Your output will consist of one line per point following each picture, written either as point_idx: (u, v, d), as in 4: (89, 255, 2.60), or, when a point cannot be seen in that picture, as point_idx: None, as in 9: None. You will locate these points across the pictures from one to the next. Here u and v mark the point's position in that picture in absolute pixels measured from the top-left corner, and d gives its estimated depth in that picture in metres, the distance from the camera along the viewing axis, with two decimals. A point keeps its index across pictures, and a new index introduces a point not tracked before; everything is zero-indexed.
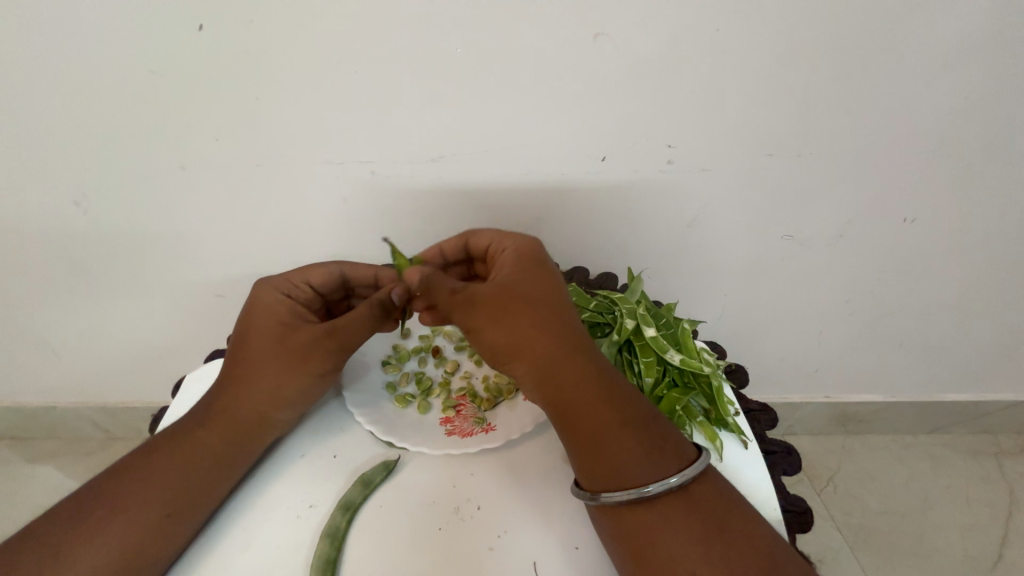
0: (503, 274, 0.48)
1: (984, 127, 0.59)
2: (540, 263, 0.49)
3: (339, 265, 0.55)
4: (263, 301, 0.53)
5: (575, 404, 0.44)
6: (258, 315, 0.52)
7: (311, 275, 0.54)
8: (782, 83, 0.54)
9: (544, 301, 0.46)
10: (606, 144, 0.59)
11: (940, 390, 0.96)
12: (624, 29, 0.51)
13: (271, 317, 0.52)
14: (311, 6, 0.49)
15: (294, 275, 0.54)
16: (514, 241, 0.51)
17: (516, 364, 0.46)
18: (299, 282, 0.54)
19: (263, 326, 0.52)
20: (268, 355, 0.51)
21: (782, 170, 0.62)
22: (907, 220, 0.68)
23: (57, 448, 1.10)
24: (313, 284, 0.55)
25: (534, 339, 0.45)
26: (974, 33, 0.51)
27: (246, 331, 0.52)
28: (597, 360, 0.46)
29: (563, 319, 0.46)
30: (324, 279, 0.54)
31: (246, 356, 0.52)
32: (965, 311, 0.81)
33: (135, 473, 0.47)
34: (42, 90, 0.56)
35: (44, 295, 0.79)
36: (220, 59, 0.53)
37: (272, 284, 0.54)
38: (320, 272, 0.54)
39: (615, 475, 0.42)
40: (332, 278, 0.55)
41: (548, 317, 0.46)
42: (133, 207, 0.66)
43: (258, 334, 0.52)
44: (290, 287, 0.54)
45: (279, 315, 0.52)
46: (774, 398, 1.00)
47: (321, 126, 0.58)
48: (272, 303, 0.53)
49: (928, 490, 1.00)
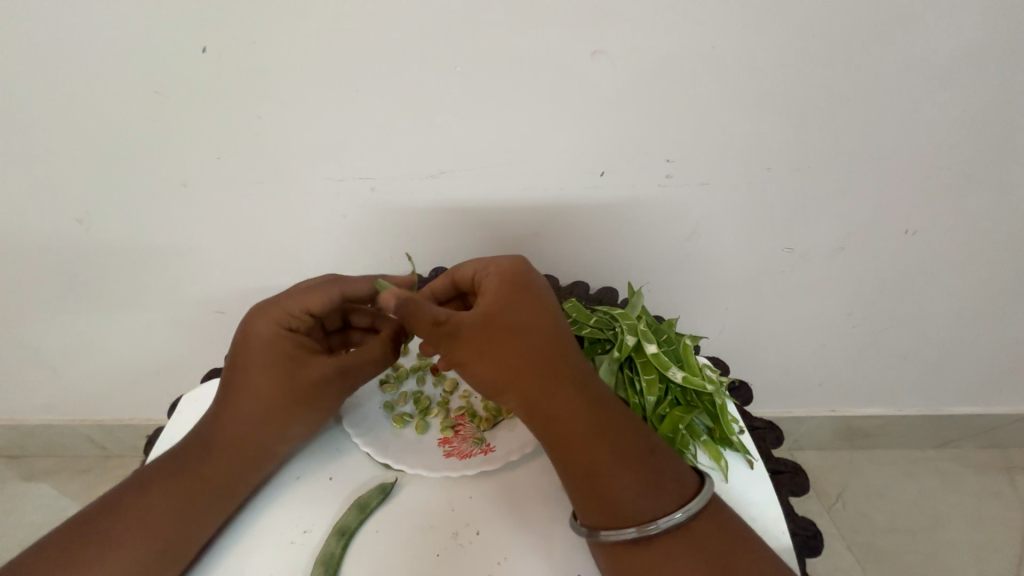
0: (487, 301, 0.46)
1: (983, 139, 0.59)
2: (525, 288, 0.47)
3: (338, 290, 0.51)
4: (261, 337, 0.50)
5: (571, 438, 0.43)
6: (261, 354, 0.50)
7: (310, 301, 0.51)
8: (777, 98, 0.55)
9: (532, 331, 0.45)
10: (605, 158, 0.59)
11: (949, 404, 0.95)
12: (621, 46, 0.51)
13: (275, 354, 0.50)
14: (314, 26, 0.50)
15: (292, 305, 0.50)
16: (498, 263, 0.49)
17: (506, 395, 0.45)
18: (294, 311, 0.51)
19: (265, 364, 0.50)
20: (275, 395, 0.50)
21: (781, 183, 0.62)
22: (909, 232, 0.68)
23: (53, 466, 1.08)
24: (313, 311, 0.51)
25: (525, 370, 0.44)
26: (965, 49, 0.52)
27: (246, 370, 0.50)
28: (590, 390, 0.44)
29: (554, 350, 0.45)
30: (324, 305, 0.51)
31: (245, 393, 0.50)
32: (971, 323, 0.80)
33: (126, 507, 0.46)
34: (46, 109, 0.57)
35: (44, 312, 0.79)
36: (225, 77, 0.54)
37: (270, 317, 0.50)
38: (320, 296, 0.50)
39: (614, 512, 0.41)
40: (334, 303, 0.51)
41: (537, 347, 0.45)
42: (134, 223, 0.66)
43: (261, 376, 0.50)
44: (289, 318, 0.51)
45: (286, 352, 0.50)
46: (779, 412, 0.98)
47: (321, 142, 0.58)
48: (271, 338, 0.50)
49: (939, 506, 0.97)
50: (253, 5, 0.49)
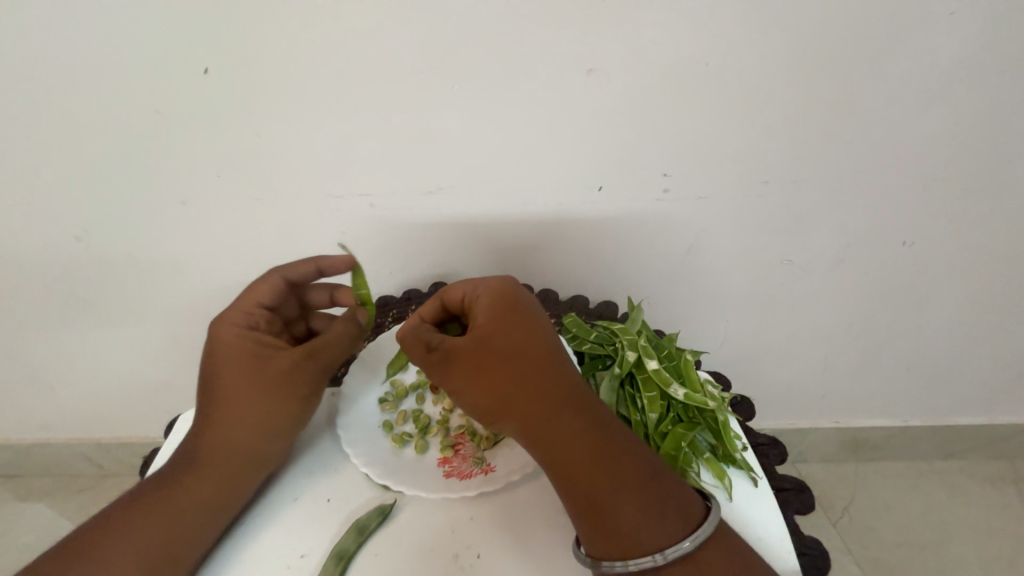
0: (480, 324, 0.46)
1: (975, 151, 0.60)
2: (517, 309, 0.47)
3: (281, 273, 0.52)
4: (225, 342, 0.50)
5: (571, 465, 0.42)
6: (226, 358, 0.50)
7: (259, 293, 0.52)
8: (771, 113, 0.56)
9: (526, 354, 0.44)
10: (602, 173, 0.60)
11: (953, 415, 0.94)
12: (615, 65, 0.52)
13: (242, 353, 0.50)
14: (315, 48, 0.51)
15: (245, 304, 0.52)
16: (488, 284, 0.48)
17: (503, 421, 0.44)
18: (248, 308, 0.52)
19: (234, 366, 0.50)
20: (254, 390, 0.50)
21: (777, 196, 0.63)
22: (906, 243, 0.68)
23: (48, 486, 1.07)
24: (267, 305, 0.52)
25: (521, 395, 0.43)
26: (951, 64, 0.53)
27: (223, 380, 0.50)
28: (589, 415, 0.44)
29: (550, 373, 0.44)
30: (273, 295, 0.52)
31: (230, 404, 0.50)
32: (972, 332, 0.80)
33: (117, 533, 0.45)
34: (50, 130, 0.58)
35: (42, 330, 0.79)
36: (227, 96, 0.54)
37: (228, 321, 0.51)
38: (264, 287, 0.52)
39: (619, 542, 0.40)
40: (282, 290, 0.52)
41: (532, 371, 0.44)
42: (134, 241, 0.67)
43: (234, 379, 0.50)
44: (245, 318, 0.51)
45: (249, 349, 0.50)
46: (783, 425, 0.97)
47: (320, 159, 0.59)
48: (233, 339, 0.50)
49: (947, 520, 0.96)
50: (256, 28, 0.50)
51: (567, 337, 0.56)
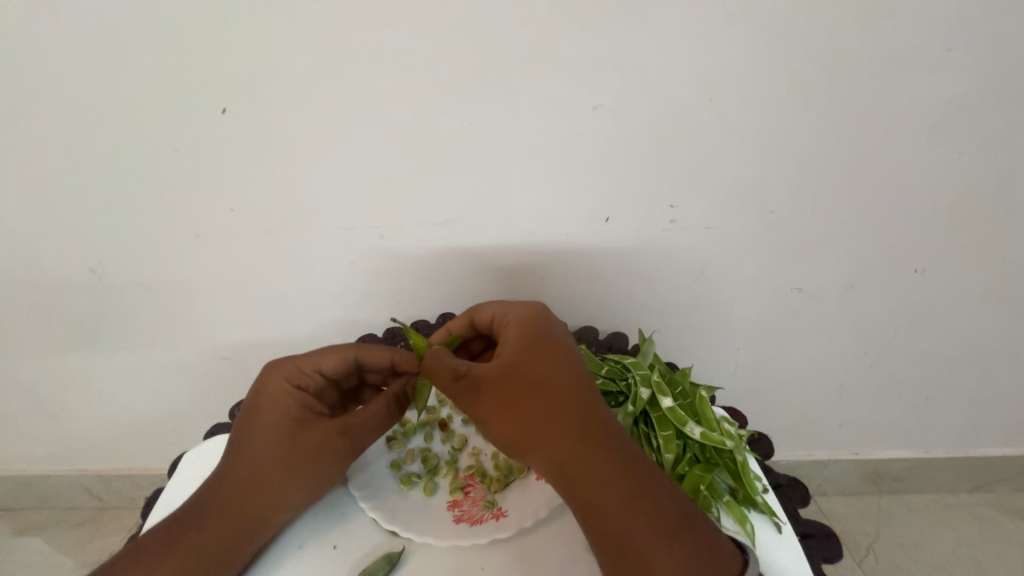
0: (507, 352, 0.46)
1: (982, 180, 0.60)
2: (542, 339, 0.47)
3: (349, 351, 0.50)
4: (272, 393, 0.50)
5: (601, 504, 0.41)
6: (267, 413, 0.50)
7: (323, 362, 0.50)
8: (775, 145, 0.57)
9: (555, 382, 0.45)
10: (609, 205, 0.61)
11: (978, 445, 0.90)
12: (620, 102, 0.54)
13: (281, 414, 0.50)
14: (329, 88, 0.53)
15: (304, 365, 0.50)
16: (517, 312, 0.50)
17: (530, 454, 0.44)
18: (305, 369, 0.50)
19: (270, 424, 0.49)
20: (277, 459, 0.49)
21: (785, 226, 0.63)
22: (918, 271, 0.68)
23: (47, 519, 1.05)
24: (323, 371, 0.51)
25: (547, 426, 0.43)
26: (952, 97, 0.54)
27: (251, 425, 0.50)
28: (619, 451, 0.43)
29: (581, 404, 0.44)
30: (334, 365, 0.50)
31: (254, 456, 0.49)
32: (991, 360, 0.78)
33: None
34: (72, 168, 0.59)
35: (52, 361, 0.79)
36: (243, 135, 0.56)
37: (283, 375, 0.50)
38: (332, 360, 0.50)
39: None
40: (344, 363, 0.50)
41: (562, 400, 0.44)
42: (147, 273, 0.68)
43: (264, 441, 0.49)
44: (299, 378, 0.50)
45: (290, 412, 0.50)
46: (800, 456, 0.94)
47: (332, 194, 0.60)
48: (280, 396, 0.50)
49: (979, 558, 0.91)
50: (274, 71, 0.52)
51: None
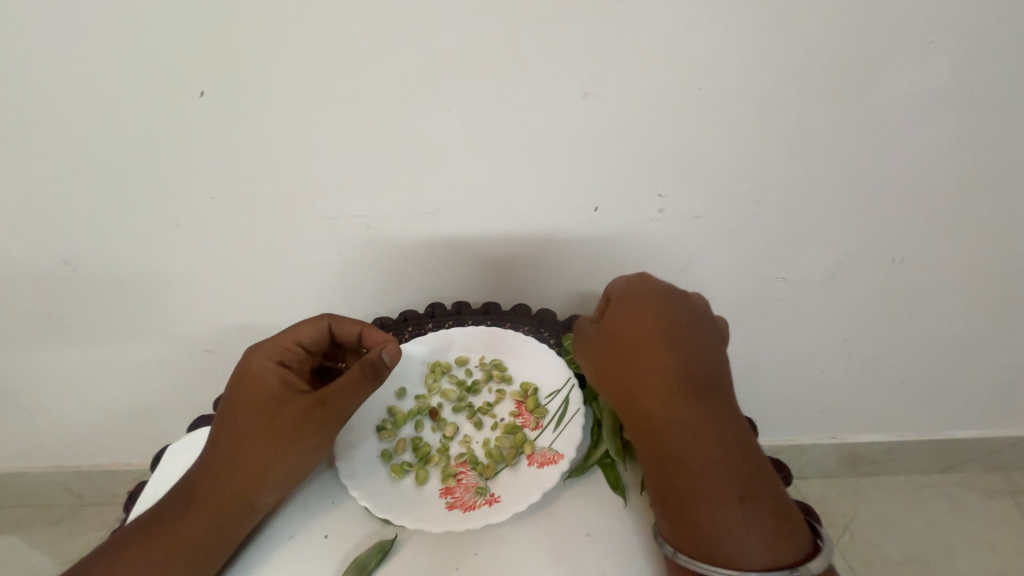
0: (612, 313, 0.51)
1: (958, 171, 0.62)
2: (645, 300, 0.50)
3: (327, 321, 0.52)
4: (256, 371, 0.50)
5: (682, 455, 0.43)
6: (250, 391, 0.49)
7: (302, 333, 0.51)
8: (762, 135, 0.57)
9: (648, 353, 0.47)
10: (598, 194, 0.61)
11: (950, 428, 0.94)
12: (610, 89, 0.53)
13: (263, 390, 0.49)
14: (313, 72, 0.52)
15: (284, 340, 0.51)
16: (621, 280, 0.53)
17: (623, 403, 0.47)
18: (286, 345, 0.51)
19: (253, 401, 0.49)
20: (260, 437, 0.48)
21: (771, 216, 0.64)
22: (896, 260, 0.70)
23: (24, 518, 1.02)
24: (304, 344, 0.52)
25: (645, 388, 0.46)
26: (933, 89, 0.55)
27: (234, 409, 0.49)
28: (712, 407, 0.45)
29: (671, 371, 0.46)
30: (314, 337, 0.52)
31: (237, 438, 0.48)
32: (963, 346, 0.81)
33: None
34: (39, 153, 0.57)
35: (24, 355, 0.76)
36: (223, 121, 0.54)
37: (263, 352, 0.50)
38: (311, 329, 0.52)
39: (712, 555, 0.41)
40: (324, 335, 0.52)
41: (653, 367, 0.46)
42: (124, 264, 0.65)
43: (247, 417, 0.49)
44: (282, 353, 0.51)
45: (272, 388, 0.49)
46: (782, 441, 0.96)
47: (316, 181, 0.58)
48: (261, 373, 0.49)
49: (948, 535, 0.96)
50: (254, 54, 0.50)
51: (569, 360, 0.58)
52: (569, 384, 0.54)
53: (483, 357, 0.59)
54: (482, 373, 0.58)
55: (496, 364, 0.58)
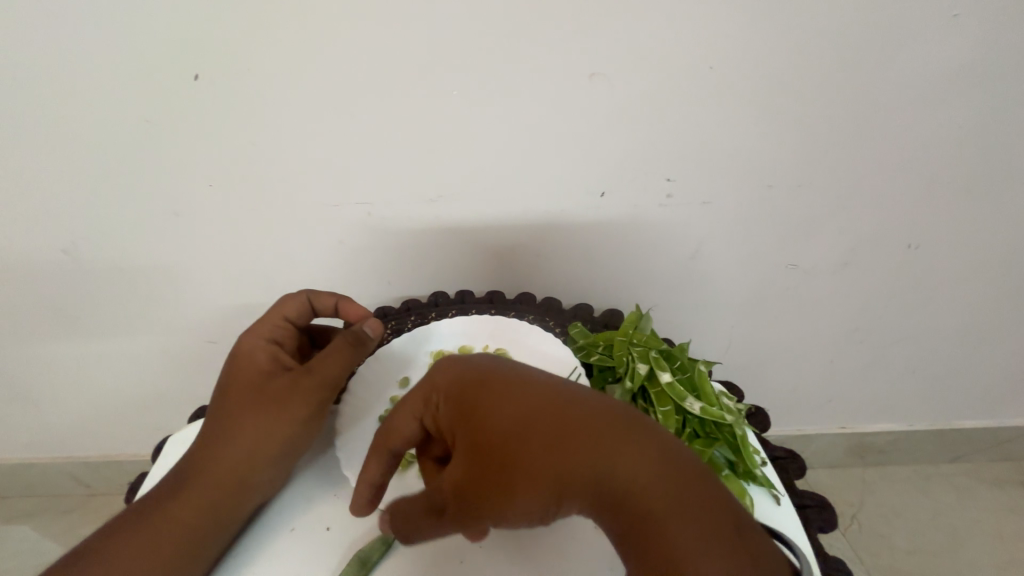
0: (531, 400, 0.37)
1: (980, 153, 0.59)
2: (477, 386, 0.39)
3: (310, 296, 0.52)
4: (247, 350, 0.49)
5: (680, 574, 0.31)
6: (242, 369, 0.49)
7: (287, 309, 0.51)
8: (775, 116, 0.55)
9: (533, 412, 0.36)
10: (605, 179, 0.59)
11: (960, 418, 0.93)
12: (618, 69, 0.51)
13: (254, 367, 0.49)
14: (310, 53, 0.50)
15: (271, 317, 0.51)
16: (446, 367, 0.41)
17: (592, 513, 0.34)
18: (275, 322, 0.51)
19: (244, 379, 0.49)
20: (252, 413, 0.47)
21: (783, 201, 0.62)
22: (912, 247, 0.68)
23: (34, 506, 1.03)
24: (291, 321, 0.51)
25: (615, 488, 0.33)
26: (957, 67, 0.53)
27: (228, 392, 0.49)
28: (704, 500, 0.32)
29: (573, 418, 0.35)
30: (299, 312, 0.51)
31: (231, 418, 0.48)
32: (977, 335, 0.79)
33: (105, 563, 0.43)
34: (30, 139, 0.55)
35: (26, 346, 0.76)
36: (218, 105, 0.53)
37: (253, 332, 0.50)
38: (294, 305, 0.51)
39: None
40: (307, 311, 0.51)
41: (549, 426, 0.35)
42: (122, 253, 0.64)
43: (240, 395, 0.48)
44: (271, 331, 0.50)
45: (262, 365, 0.49)
46: (789, 431, 0.96)
47: (315, 167, 0.57)
48: (252, 350, 0.49)
49: (955, 524, 0.95)
50: (247, 33, 0.48)
51: (575, 348, 0.56)
52: (576, 373, 0.52)
53: (487, 347, 0.55)
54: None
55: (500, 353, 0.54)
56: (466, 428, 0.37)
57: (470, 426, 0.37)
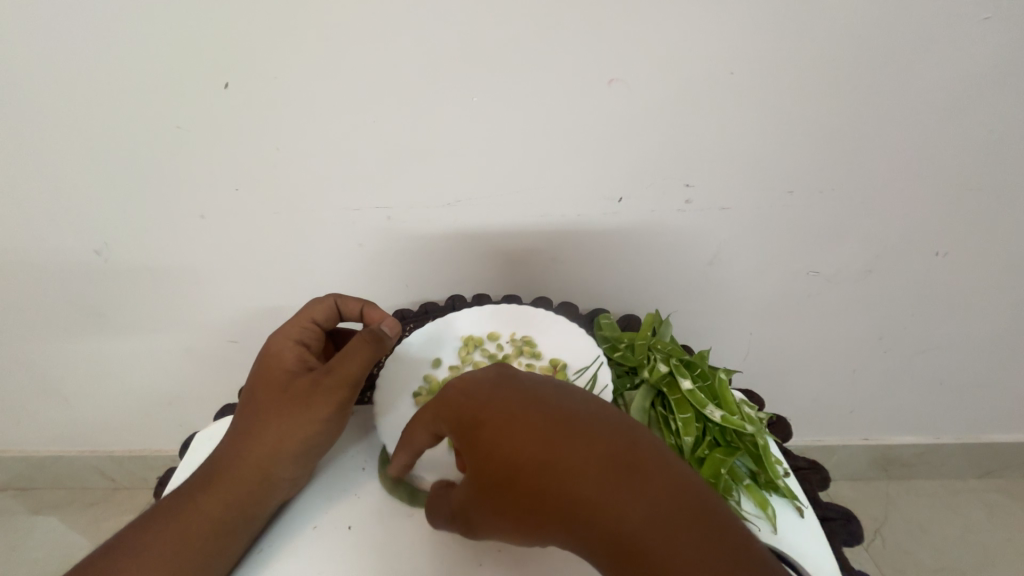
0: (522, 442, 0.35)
1: (1012, 159, 0.58)
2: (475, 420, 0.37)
3: (339, 298, 0.53)
4: (276, 349, 0.51)
5: None
6: (270, 368, 0.51)
7: (315, 312, 0.53)
8: (798, 120, 0.54)
9: (527, 461, 0.34)
10: (623, 185, 0.59)
11: (990, 431, 0.90)
12: (638, 75, 0.52)
13: (281, 366, 0.51)
14: (334, 60, 0.51)
15: (300, 318, 0.53)
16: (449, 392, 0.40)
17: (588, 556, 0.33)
18: (303, 324, 0.52)
19: (271, 377, 0.50)
20: (275, 410, 0.49)
21: (805, 207, 0.61)
22: (940, 254, 0.66)
23: (61, 499, 1.06)
24: (319, 323, 0.53)
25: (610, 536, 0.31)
26: (988, 71, 0.52)
27: (256, 389, 0.51)
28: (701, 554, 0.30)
29: (569, 450, 0.33)
30: (328, 315, 0.53)
31: (256, 416, 0.49)
32: (1008, 346, 0.77)
33: (135, 555, 0.44)
34: (69, 145, 0.58)
35: (60, 343, 0.79)
36: (246, 112, 0.54)
37: (283, 332, 0.52)
38: (321, 307, 0.53)
39: None
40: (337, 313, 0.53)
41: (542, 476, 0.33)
42: (152, 254, 0.67)
43: (265, 392, 0.50)
44: (299, 332, 0.52)
45: (289, 364, 0.50)
46: (809, 441, 0.93)
47: (337, 171, 0.58)
48: (281, 350, 0.51)
49: (985, 542, 0.91)
50: (276, 43, 0.50)
51: (601, 339, 0.57)
52: (599, 361, 0.52)
53: (514, 333, 0.57)
54: (513, 348, 0.55)
55: (527, 340, 0.56)
56: (469, 453, 0.37)
57: (474, 454, 0.36)
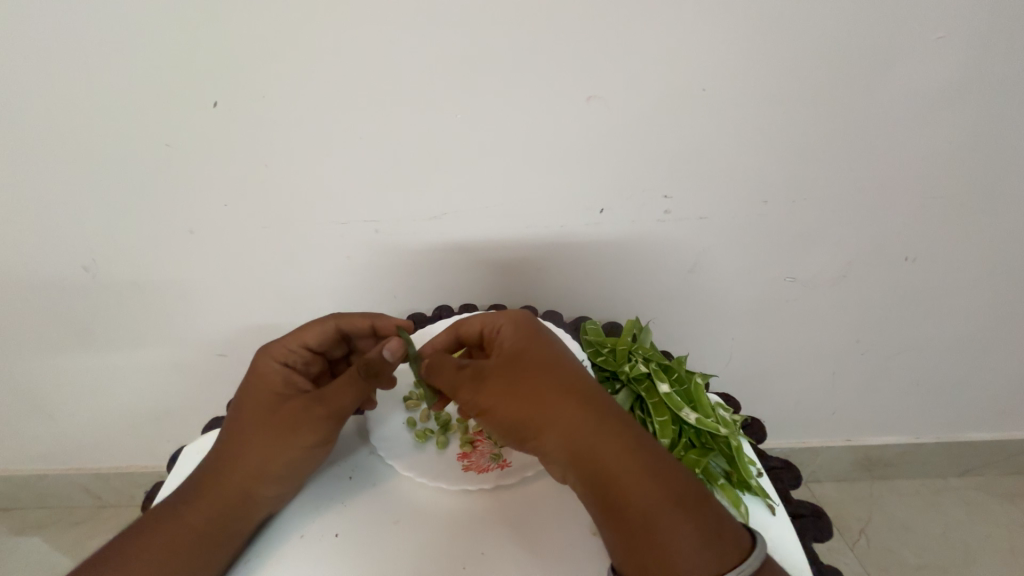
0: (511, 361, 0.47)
1: (970, 168, 0.61)
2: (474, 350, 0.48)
3: (333, 321, 0.53)
4: (262, 372, 0.52)
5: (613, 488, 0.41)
6: (256, 388, 0.51)
7: (307, 335, 0.52)
8: (767, 133, 0.57)
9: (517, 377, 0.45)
10: (603, 197, 0.61)
11: (968, 430, 0.92)
12: (614, 91, 0.54)
13: (267, 388, 0.51)
14: (321, 79, 0.53)
15: (290, 340, 0.52)
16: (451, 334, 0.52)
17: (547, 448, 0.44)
18: (293, 346, 0.52)
19: (257, 398, 0.51)
20: (262, 430, 0.50)
21: (779, 215, 0.63)
22: (909, 259, 0.69)
23: (45, 518, 1.04)
24: (310, 345, 0.53)
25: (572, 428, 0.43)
26: (942, 85, 0.55)
27: (243, 410, 0.51)
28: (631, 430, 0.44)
29: (543, 372, 0.45)
30: (321, 338, 0.53)
31: (245, 430, 0.50)
32: (979, 346, 0.80)
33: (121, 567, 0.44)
34: (59, 163, 0.59)
35: (46, 359, 0.79)
36: (235, 129, 0.56)
37: (270, 353, 0.52)
38: (315, 331, 0.53)
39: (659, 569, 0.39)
40: (330, 335, 0.53)
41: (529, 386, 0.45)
42: (141, 269, 0.67)
43: (251, 412, 0.51)
44: (287, 354, 0.52)
45: (275, 386, 0.51)
46: (793, 443, 0.95)
47: (324, 185, 0.60)
48: (268, 372, 0.51)
49: (967, 540, 0.93)
50: (265, 63, 0.52)
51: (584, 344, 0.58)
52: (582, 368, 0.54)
53: None
54: None
55: None
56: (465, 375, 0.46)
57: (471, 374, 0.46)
